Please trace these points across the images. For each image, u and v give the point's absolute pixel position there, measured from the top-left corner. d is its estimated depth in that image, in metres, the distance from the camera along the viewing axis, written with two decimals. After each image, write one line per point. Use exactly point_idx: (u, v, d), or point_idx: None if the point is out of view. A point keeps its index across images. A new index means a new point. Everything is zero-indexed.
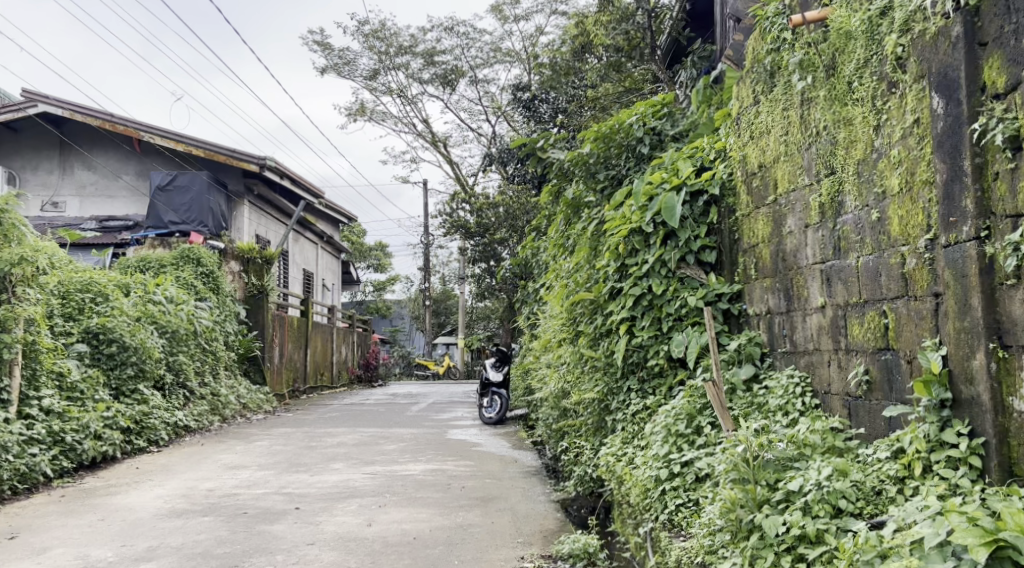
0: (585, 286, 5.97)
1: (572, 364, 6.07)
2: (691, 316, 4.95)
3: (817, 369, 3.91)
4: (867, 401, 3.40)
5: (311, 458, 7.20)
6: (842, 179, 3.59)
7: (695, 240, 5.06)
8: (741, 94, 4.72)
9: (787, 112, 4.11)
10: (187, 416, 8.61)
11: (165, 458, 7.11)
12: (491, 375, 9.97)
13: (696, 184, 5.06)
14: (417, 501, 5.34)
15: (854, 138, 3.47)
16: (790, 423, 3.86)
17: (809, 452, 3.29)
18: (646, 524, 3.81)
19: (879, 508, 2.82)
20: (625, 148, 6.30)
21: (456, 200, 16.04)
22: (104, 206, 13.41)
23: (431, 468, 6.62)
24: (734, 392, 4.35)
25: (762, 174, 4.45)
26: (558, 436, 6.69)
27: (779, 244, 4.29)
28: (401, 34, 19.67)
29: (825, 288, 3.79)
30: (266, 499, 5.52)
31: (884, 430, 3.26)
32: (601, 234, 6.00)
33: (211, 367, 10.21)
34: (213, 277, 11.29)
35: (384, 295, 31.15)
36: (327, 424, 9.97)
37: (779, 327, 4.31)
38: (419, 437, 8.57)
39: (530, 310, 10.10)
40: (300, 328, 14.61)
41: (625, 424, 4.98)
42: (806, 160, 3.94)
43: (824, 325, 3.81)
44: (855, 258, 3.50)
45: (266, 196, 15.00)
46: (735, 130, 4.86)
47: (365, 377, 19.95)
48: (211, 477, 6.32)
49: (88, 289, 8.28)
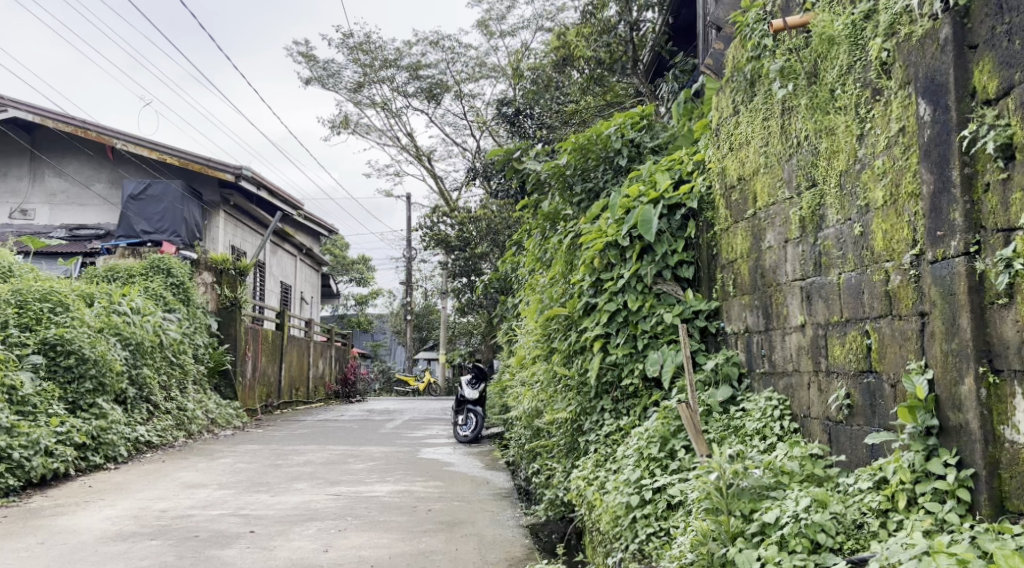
0: (560, 301, 5.78)
1: (545, 382, 5.82)
2: (667, 334, 4.75)
3: (796, 392, 3.71)
4: (849, 426, 3.20)
5: (275, 477, 6.94)
6: (824, 192, 3.41)
7: (671, 254, 4.88)
8: (721, 104, 4.56)
9: (768, 122, 3.94)
10: (149, 431, 8.32)
11: (122, 476, 6.81)
12: (467, 392, 9.73)
13: (674, 197, 4.87)
14: (380, 525, 5.09)
15: (837, 148, 3.29)
16: (768, 448, 3.66)
17: (786, 480, 3.09)
18: (616, 554, 3.59)
19: (860, 543, 2.61)
20: (602, 160, 6.11)
21: (438, 213, 15.84)
22: (75, 214, 13.11)
23: (398, 489, 6.37)
24: (710, 415, 4.15)
25: (741, 187, 4.28)
26: (530, 457, 6.46)
27: (758, 260, 4.11)
28: (386, 47, 19.54)
29: (805, 305, 3.61)
30: (221, 521, 5.25)
31: (866, 458, 3.06)
32: (576, 248, 5.80)
33: (178, 381, 9.91)
34: (184, 288, 11.00)
35: (365, 309, 30.84)
36: (296, 441, 9.68)
37: (757, 347, 4.13)
38: (390, 456, 8.31)
39: (508, 326, 9.86)
40: (275, 342, 14.31)
41: (597, 446, 4.76)
42: (787, 172, 3.76)
43: (804, 346, 3.63)
44: (836, 275, 3.32)
45: (242, 205, 14.72)
46: (714, 142, 4.68)
47: (343, 392, 19.59)
48: (167, 496, 6.03)
49: (47, 298, 7.98)
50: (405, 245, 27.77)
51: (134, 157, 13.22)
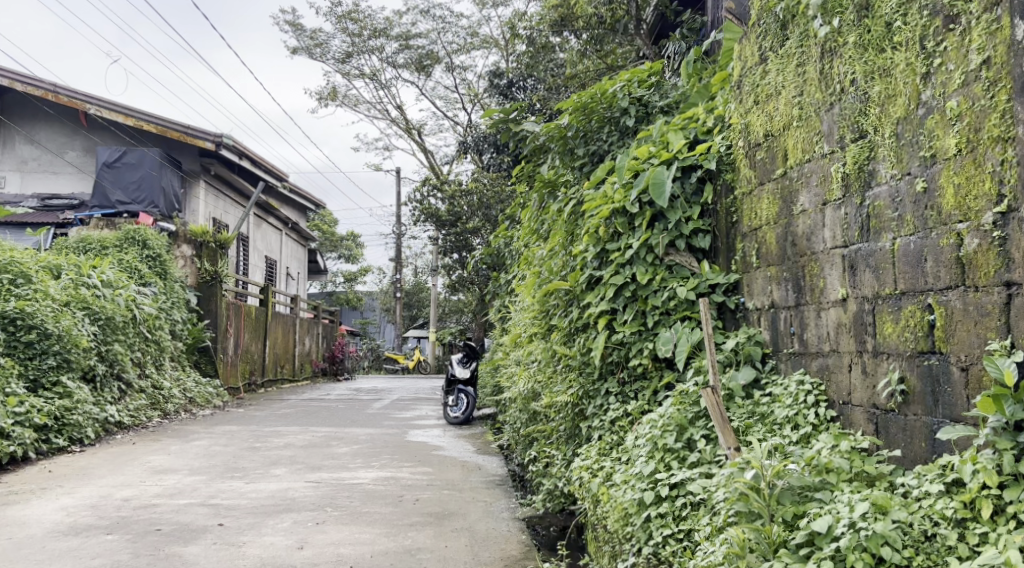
0: (560, 275, 5.29)
1: (544, 362, 5.36)
2: (680, 310, 4.28)
3: (834, 374, 3.26)
4: (903, 417, 2.76)
5: (251, 462, 6.46)
6: (875, 144, 2.94)
7: (685, 222, 4.40)
8: (744, 53, 4.08)
9: (803, 69, 3.47)
10: (120, 412, 7.82)
11: (87, 459, 6.33)
12: (457, 371, 9.24)
13: (689, 158, 4.38)
14: (362, 518, 4.63)
15: (893, 92, 2.82)
16: (802, 440, 3.20)
17: (833, 479, 2.63)
18: (627, 558, 3.15)
19: (933, 559, 2.18)
20: (607, 121, 5.60)
21: (427, 186, 15.21)
22: (48, 183, 12.51)
23: (383, 476, 5.91)
24: (731, 400, 3.69)
25: (769, 144, 3.81)
26: (526, 442, 6.01)
27: (788, 226, 3.65)
28: (375, 16, 18.86)
29: (848, 277, 3.14)
30: (188, 512, 4.78)
31: (928, 453, 2.63)
32: (578, 216, 5.30)
33: (153, 358, 9.43)
34: (160, 260, 10.49)
35: (354, 286, 30.24)
36: (277, 421, 9.20)
37: (785, 325, 3.66)
38: (375, 438, 7.84)
39: (500, 303, 9.34)
40: (258, 318, 13.79)
41: (601, 433, 4.30)
42: (827, 125, 3.28)
43: (845, 323, 3.17)
44: (890, 240, 2.85)
45: (224, 175, 14.15)
46: (735, 96, 4.20)
47: (329, 370, 19.18)
48: (132, 483, 5.56)
49: (7, 269, 7.57)
50: (394, 221, 27.15)
51: (110, 124, 12.62)
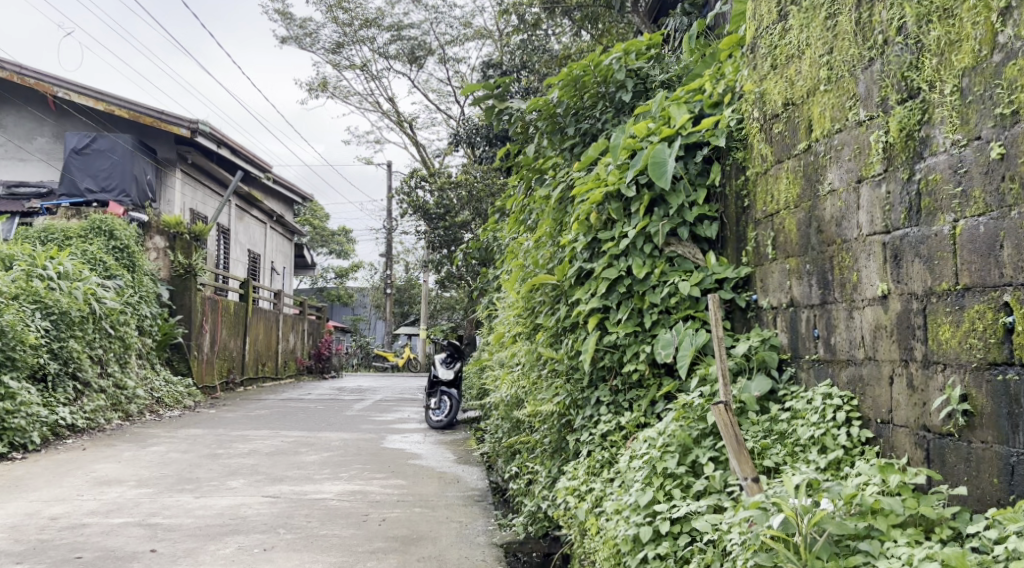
0: (546, 267, 4.71)
1: (528, 366, 4.78)
2: (682, 309, 3.69)
3: (869, 387, 2.70)
4: (965, 443, 2.22)
5: (207, 472, 5.86)
6: (931, 103, 2.39)
7: (689, 208, 3.80)
8: (760, 11, 3.51)
9: (833, 22, 2.90)
10: (74, 414, 7.22)
11: (23, 469, 5.72)
12: (440, 373, 8.64)
13: (694, 134, 3.78)
14: (317, 544, 4.05)
15: (956, 37, 2.29)
16: (831, 467, 2.63)
17: (882, 526, 2.10)
18: None
19: None
20: (601, 97, 5.03)
21: (416, 177, 14.56)
22: (15, 170, 11.90)
23: (351, 489, 5.33)
24: (744, 415, 3.12)
25: (789, 115, 3.23)
26: (509, 454, 5.44)
27: (812, 209, 3.08)
28: (367, 6, 18.17)
29: (889, 268, 2.57)
30: (121, 535, 4.18)
31: (1004, 492, 2.10)
32: (567, 202, 4.71)
33: (117, 355, 8.78)
34: (128, 252, 9.86)
35: (346, 282, 29.67)
36: (247, 424, 8.61)
37: (808, 326, 3.09)
38: (349, 444, 7.27)
39: (488, 300, 8.74)
40: (237, 314, 13.19)
41: (589, 449, 3.73)
42: (865, 86, 2.72)
43: (884, 325, 2.60)
44: (949, 223, 2.30)
45: (202, 164, 13.54)
46: (749, 61, 3.61)
47: (315, 368, 18.56)
48: (67, 498, 4.96)
49: None
50: (385, 216, 26.50)
51: (78, 111, 11.99)
